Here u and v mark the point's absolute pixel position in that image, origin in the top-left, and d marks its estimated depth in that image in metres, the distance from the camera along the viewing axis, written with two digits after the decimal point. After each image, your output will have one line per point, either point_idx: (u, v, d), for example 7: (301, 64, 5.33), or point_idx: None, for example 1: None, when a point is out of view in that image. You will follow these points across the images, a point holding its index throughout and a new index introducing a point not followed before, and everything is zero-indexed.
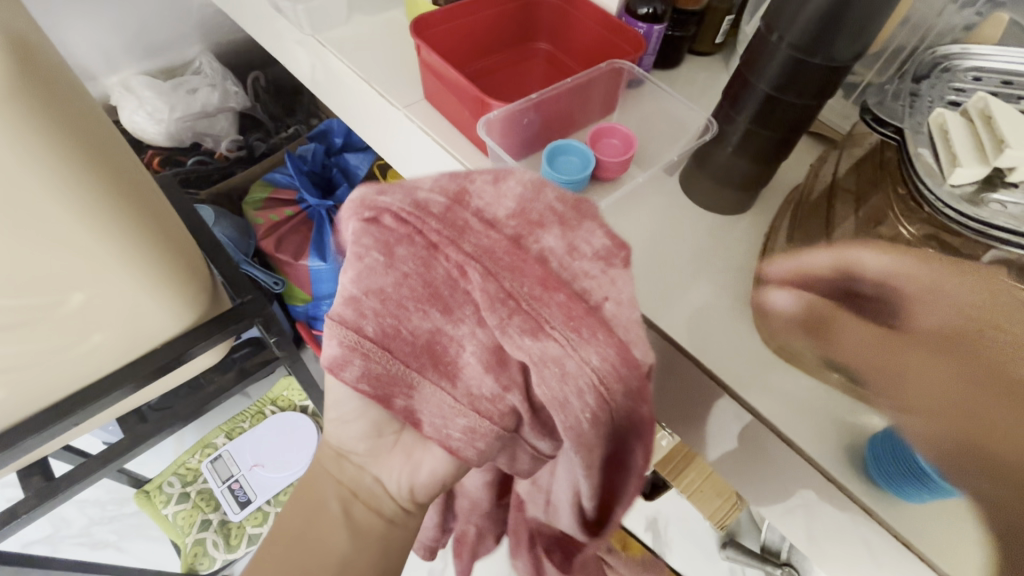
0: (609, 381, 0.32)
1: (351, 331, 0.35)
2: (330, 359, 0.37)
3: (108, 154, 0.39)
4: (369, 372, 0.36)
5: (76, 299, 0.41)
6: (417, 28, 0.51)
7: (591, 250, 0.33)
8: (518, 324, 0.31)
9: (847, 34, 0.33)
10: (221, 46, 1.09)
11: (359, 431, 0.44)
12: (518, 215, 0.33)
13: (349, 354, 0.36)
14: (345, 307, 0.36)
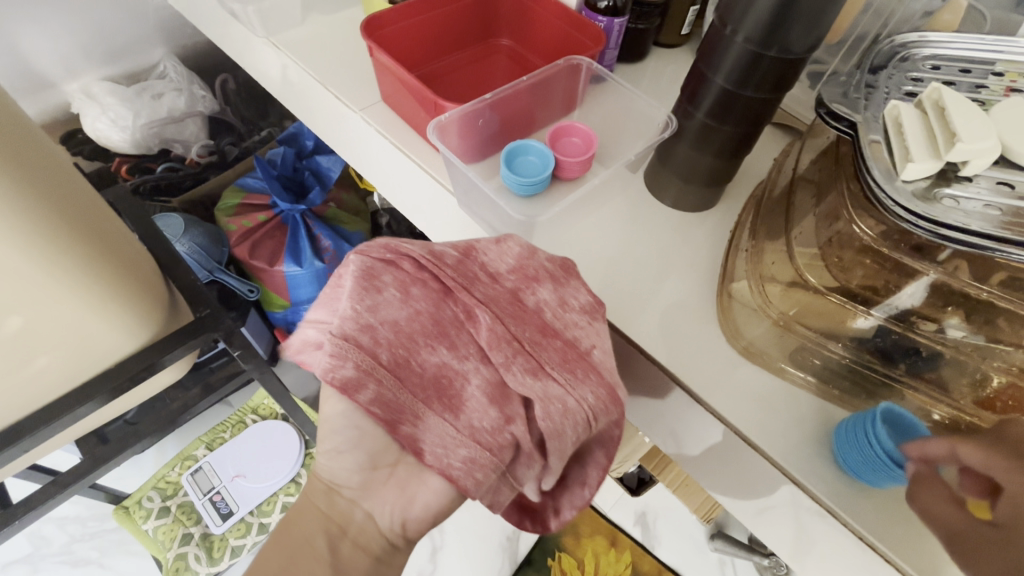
0: (601, 417, 0.35)
1: (365, 354, 0.34)
2: (338, 381, 0.34)
3: (40, 170, 0.37)
4: (381, 401, 0.35)
5: (15, 323, 0.39)
6: (369, 29, 0.49)
7: (578, 304, 0.38)
8: (521, 364, 0.35)
9: (800, 25, 0.32)
10: (186, 49, 1.07)
11: (353, 464, 0.41)
12: (517, 271, 0.38)
13: (363, 377, 0.34)
14: (356, 329, 0.35)
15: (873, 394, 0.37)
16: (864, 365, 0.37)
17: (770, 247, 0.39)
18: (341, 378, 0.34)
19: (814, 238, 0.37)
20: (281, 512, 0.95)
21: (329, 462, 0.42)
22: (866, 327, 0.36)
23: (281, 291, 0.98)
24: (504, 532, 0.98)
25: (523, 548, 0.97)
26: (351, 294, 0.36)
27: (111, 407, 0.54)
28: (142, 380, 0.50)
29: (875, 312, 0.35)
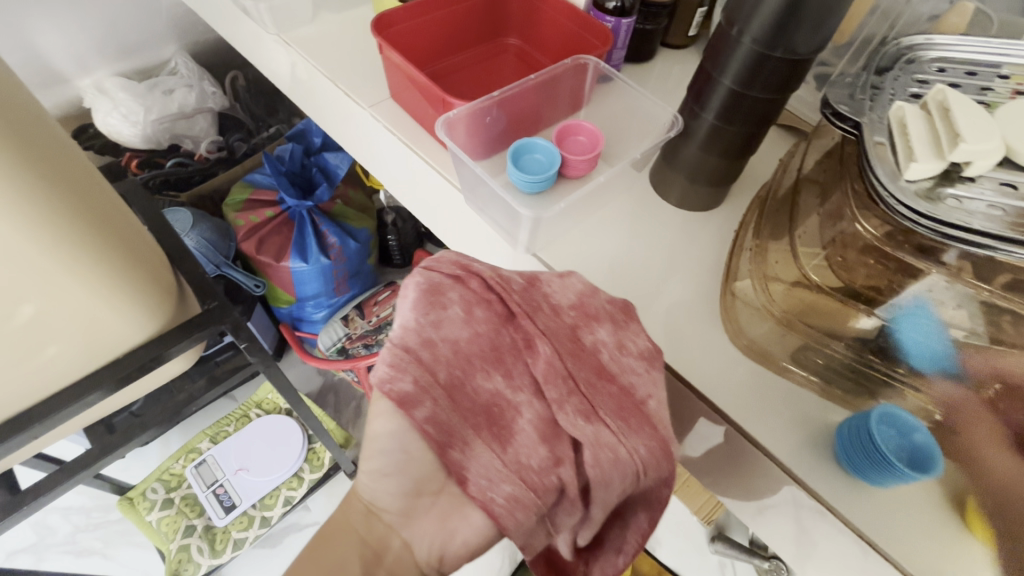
0: (650, 470, 0.35)
1: (425, 372, 0.36)
2: (396, 393, 0.35)
3: (54, 161, 0.38)
4: (432, 422, 0.35)
5: (27, 311, 0.40)
6: (380, 26, 0.50)
7: (637, 349, 0.37)
8: (575, 404, 0.35)
9: (806, 26, 0.33)
10: (197, 45, 1.08)
11: (396, 489, 0.40)
12: (578, 308, 0.38)
13: (420, 394, 0.35)
14: (418, 343, 0.36)
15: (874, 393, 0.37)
16: (863, 364, 0.37)
17: (773, 246, 0.39)
18: (397, 390, 0.35)
19: (817, 238, 0.37)
20: (284, 506, 0.96)
21: (374, 485, 0.41)
22: (869, 327, 0.36)
23: (286, 286, 0.99)
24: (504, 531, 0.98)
25: None
26: (415, 305, 0.37)
27: (119, 397, 0.55)
28: (150, 370, 0.50)
29: (878, 312, 0.35)
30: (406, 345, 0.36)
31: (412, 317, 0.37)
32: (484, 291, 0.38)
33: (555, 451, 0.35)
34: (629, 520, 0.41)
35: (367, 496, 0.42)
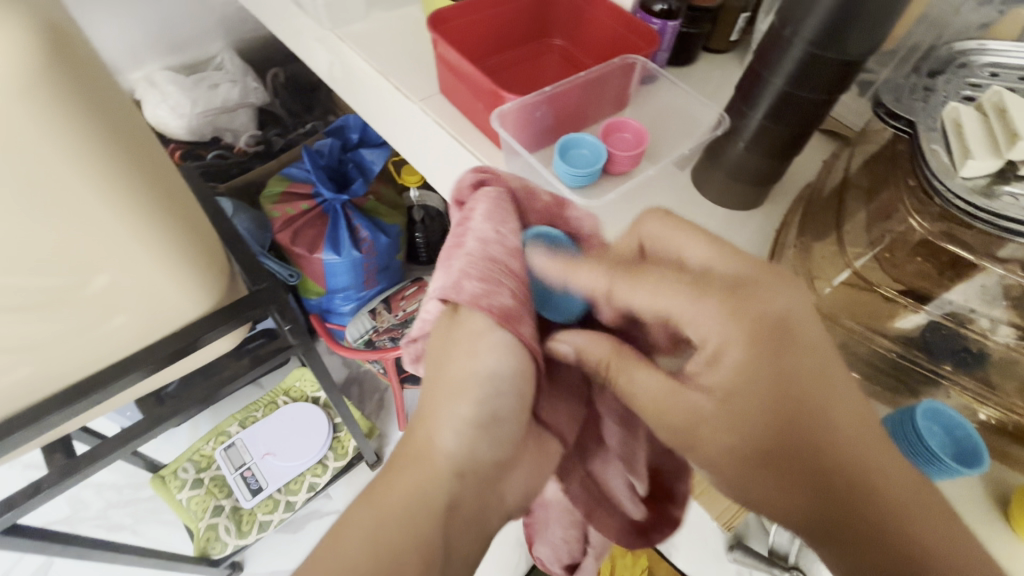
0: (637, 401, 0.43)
1: (503, 274, 0.36)
2: (497, 307, 0.35)
3: (139, 138, 0.40)
4: (536, 341, 0.36)
5: (101, 280, 0.42)
6: (435, 22, 0.52)
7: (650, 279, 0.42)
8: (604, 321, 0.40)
9: (861, 29, 0.34)
10: (242, 43, 1.12)
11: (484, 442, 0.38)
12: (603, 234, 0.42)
13: (518, 305, 0.36)
14: (500, 256, 0.37)
15: (915, 390, 0.39)
16: (909, 361, 0.38)
17: (817, 245, 0.40)
18: (501, 307, 0.35)
19: (864, 237, 0.38)
20: (308, 492, 0.98)
21: (462, 424, 0.36)
22: (910, 327, 0.37)
23: (318, 278, 1.02)
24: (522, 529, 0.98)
25: None
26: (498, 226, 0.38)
27: (168, 371, 0.57)
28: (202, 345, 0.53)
29: (926, 308, 0.36)
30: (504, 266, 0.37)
31: (499, 235, 0.38)
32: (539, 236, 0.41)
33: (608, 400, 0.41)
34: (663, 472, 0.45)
35: (455, 449, 0.36)
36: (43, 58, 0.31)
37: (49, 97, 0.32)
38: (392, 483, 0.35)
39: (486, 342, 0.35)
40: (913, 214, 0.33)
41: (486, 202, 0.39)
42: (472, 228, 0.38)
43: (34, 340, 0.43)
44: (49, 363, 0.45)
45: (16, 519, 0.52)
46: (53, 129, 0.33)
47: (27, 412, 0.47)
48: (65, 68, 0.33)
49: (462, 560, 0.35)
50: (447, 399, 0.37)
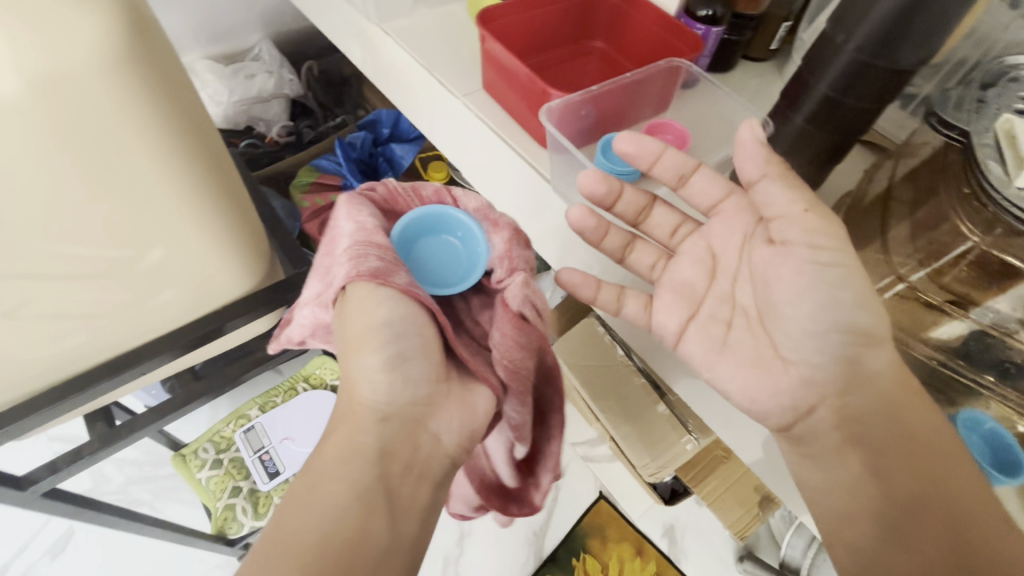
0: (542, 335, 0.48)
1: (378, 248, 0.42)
2: (369, 271, 0.41)
3: (208, 121, 0.41)
4: (410, 287, 0.41)
5: (156, 255, 0.44)
6: (483, 20, 0.53)
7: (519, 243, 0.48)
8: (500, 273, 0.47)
9: (913, 40, 0.34)
10: (281, 35, 1.14)
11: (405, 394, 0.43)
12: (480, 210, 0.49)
13: (393, 266, 0.42)
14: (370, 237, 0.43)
15: (952, 399, 0.40)
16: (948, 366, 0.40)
17: (862, 253, 0.42)
18: (371, 267, 0.41)
19: (909, 247, 0.39)
20: None
21: (376, 382, 0.42)
22: (949, 337, 0.39)
23: None
24: (531, 527, 0.98)
25: (549, 545, 0.97)
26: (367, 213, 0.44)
27: (206, 349, 0.59)
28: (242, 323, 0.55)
29: (973, 315, 0.38)
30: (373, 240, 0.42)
31: (361, 221, 0.43)
32: (419, 220, 0.47)
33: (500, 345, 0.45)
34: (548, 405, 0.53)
35: (379, 399, 0.43)
36: (124, 43, 0.32)
37: (129, 81, 0.33)
38: (335, 449, 0.42)
39: (376, 301, 0.41)
40: (963, 220, 0.35)
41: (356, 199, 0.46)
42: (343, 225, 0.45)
43: (91, 310, 0.45)
44: (101, 332, 0.48)
45: (57, 484, 0.54)
46: (129, 110, 0.34)
47: (80, 377, 0.50)
48: (144, 54, 0.33)
49: (407, 506, 0.42)
50: (355, 360, 0.43)
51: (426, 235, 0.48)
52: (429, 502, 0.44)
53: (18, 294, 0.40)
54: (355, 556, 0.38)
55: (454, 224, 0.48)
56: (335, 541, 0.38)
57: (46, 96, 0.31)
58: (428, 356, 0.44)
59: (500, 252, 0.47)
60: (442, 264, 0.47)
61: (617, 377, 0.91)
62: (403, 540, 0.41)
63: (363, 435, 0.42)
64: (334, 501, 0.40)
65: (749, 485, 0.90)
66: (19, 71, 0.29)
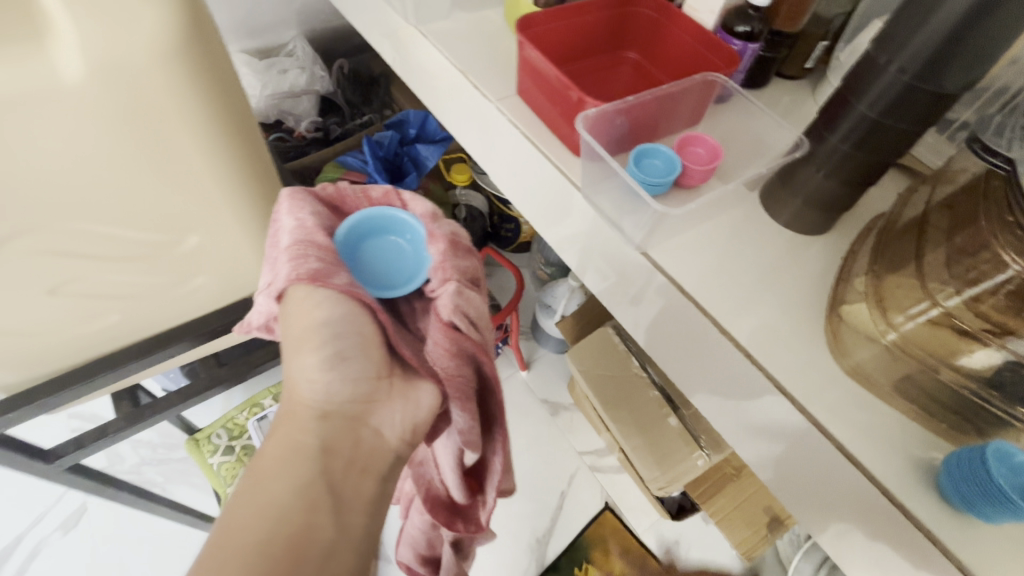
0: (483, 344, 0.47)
1: (314, 246, 0.43)
2: (306, 272, 0.42)
3: (252, 116, 0.42)
4: (349, 287, 0.42)
5: (193, 241, 0.45)
6: (521, 27, 0.54)
7: (459, 250, 0.48)
8: (439, 274, 0.46)
9: (959, 65, 0.34)
10: (315, 32, 1.16)
11: (345, 390, 0.47)
12: (425, 215, 0.49)
13: (330, 265, 0.43)
14: (308, 237, 0.44)
15: (982, 430, 0.39)
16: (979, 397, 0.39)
17: (895, 275, 0.41)
18: (307, 269, 0.42)
19: (946, 273, 0.38)
20: None
21: (315, 376, 0.46)
22: (982, 367, 0.38)
23: None
24: (534, 533, 0.98)
25: (552, 552, 0.97)
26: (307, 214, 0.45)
27: (231, 336, 0.60)
28: None
29: (1011, 346, 0.36)
30: (309, 239, 0.43)
31: (302, 219, 0.44)
32: (361, 222, 0.47)
33: (436, 356, 0.44)
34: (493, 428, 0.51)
35: (318, 397, 0.46)
36: (181, 34, 0.33)
37: (183, 70, 0.34)
38: (280, 451, 0.45)
39: (316, 300, 0.43)
40: (1003, 248, 0.35)
41: (299, 197, 0.46)
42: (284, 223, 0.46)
43: (127, 292, 0.46)
44: (135, 313, 0.49)
45: (81, 459, 0.56)
46: (178, 100, 0.35)
47: (111, 357, 0.51)
48: (198, 46, 0.34)
49: (351, 495, 0.47)
50: (297, 361, 0.46)
51: (372, 236, 0.48)
52: (374, 495, 0.48)
53: (61, 272, 0.41)
54: (301, 550, 0.41)
55: (400, 225, 0.48)
56: (280, 537, 0.41)
57: (105, 84, 0.32)
58: (367, 353, 0.47)
59: (436, 263, 0.46)
60: (389, 264, 0.47)
61: (631, 388, 0.91)
62: (349, 534, 0.45)
63: (303, 433, 0.46)
64: (278, 498, 0.43)
65: (759, 505, 0.88)
66: (83, 59, 0.30)
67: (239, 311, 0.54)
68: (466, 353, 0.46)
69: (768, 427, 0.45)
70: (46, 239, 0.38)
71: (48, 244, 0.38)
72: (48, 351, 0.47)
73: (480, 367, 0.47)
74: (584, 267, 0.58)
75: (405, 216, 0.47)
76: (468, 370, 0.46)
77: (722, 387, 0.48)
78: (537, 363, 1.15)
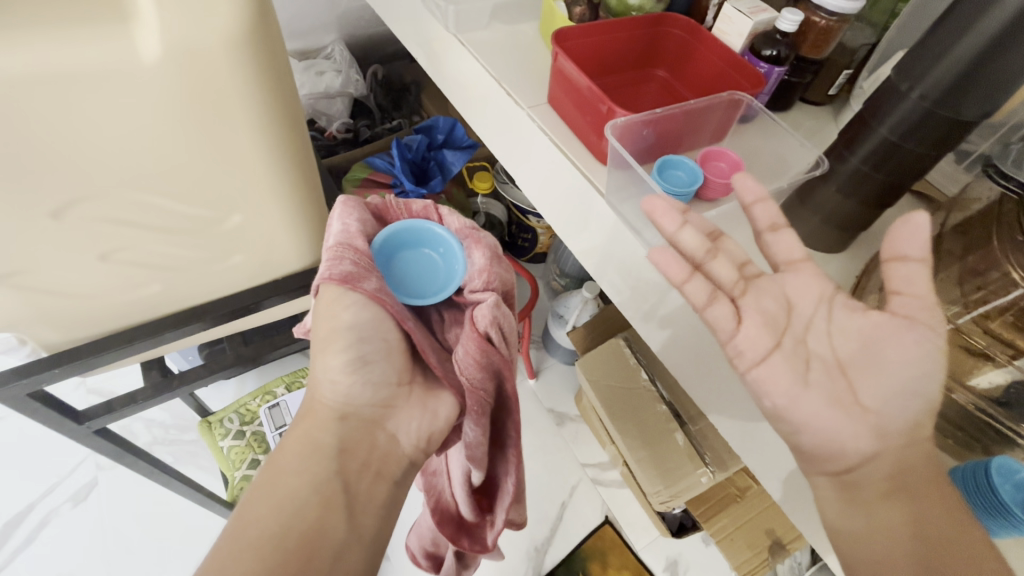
0: (506, 355, 0.49)
1: (352, 251, 0.46)
2: (339, 274, 0.45)
3: (301, 109, 0.45)
4: (376, 294, 0.45)
5: (235, 220, 0.47)
6: (557, 40, 0.56)
7: (494, 263, 0.51)
8: (481, 279, 0.49)
9: (977, 95, 0.36)
10: (352, 37, 1.20)
11: (370, 393, 0.49)
12: (464, 228, 0.52)
13: (363, 271, 0.45)
14: (345, 245, 0.46)
15: (987, 448, 0.41)
16: (983, 414, 0.40)
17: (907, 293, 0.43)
18: (343, 271, 0.45)
19: (955, 292, 0.42)
20: None
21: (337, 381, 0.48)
22: (989, 388, 0.40)
23: None
24: (532, 542, 0.97)
25: (549, 562, 0.96)
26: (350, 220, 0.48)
27: (256, 317, 0.62)
28: (297, 296, 0.58)
29: (1019, 363, 0.38)
30: (347, 244, 0.46)
31: (346, 224, 0.48)
32: (400, 234, 0.51)
33: (463, 366, 0.47)
34: (505, 448, 0.53)
35: (337, 399, 0.48)
36: (249, 24, 0.35)
37: (247, 54, 0.37)
38: (296, 449, 0.47)
39: (345, 303, 0.46)
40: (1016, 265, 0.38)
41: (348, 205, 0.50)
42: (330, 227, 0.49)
43: (169, 263, 0.49)
44: (174, 284, 0.51)
45: (108, 423, 0.58)
46: (241, 82, 0.38)
47: (145, 326, 0.53)
48: (262, 34, 0.37)
49: (366, 497, 0.48)
50: (321, 363, 0.48)
51: (407, 248, 0.51)
52: (388, 497, 0.49)
53: (114, 239, 0.44)
54: (314, 547, 0.42)
55: (435, 240, 0.51)
56: (293, 532, 0.42)
57: (177, 66, 0.35)
58: (390, 359, 0.49)
59: (480, 266, 0.50)
60: (420, 276, 0.50)
61: (638, 401, 0.92)
62: (360, 536, 0.46)
63: (321, 433, 0.48)
64: (288, 493, 0.44)
65: (761, 528, 0.87)
66: (161, 40, 0.33)
67: (267, 293, 0.56)
68: (492, 362, 0.48)
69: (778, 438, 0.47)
70: (105, 205, 0.41)
71: (106, 209, 0.41)
72: (87, 314, 0.50)
73: (499, 380, 0.49)
74: (602, 273, 0.61)
75: (442, 232, 0.51)
76: (490, 381, 0.48)
77: (732, 394, 0.49)
78: (546, 373, 1.16)
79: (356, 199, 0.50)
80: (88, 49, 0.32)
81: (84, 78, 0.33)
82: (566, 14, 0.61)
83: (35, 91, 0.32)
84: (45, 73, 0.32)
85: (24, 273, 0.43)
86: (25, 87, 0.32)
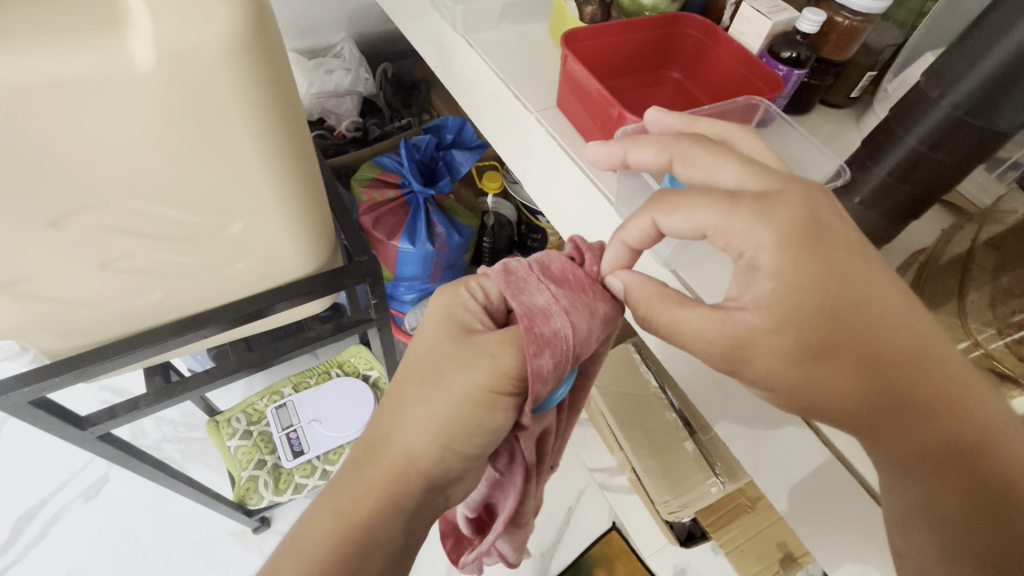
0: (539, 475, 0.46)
1: (562, 351, 0.35)
2: (539, 371, 0.34)
3: (303, 114, 0.44)
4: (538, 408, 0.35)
5: (236, 228, 0.47)
6: (566, 41, 0.54)
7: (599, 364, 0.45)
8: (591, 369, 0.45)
9: (1015, 103, 0.33)
10: (362, 35, 1.19)
11: (456, 432, 0.37)
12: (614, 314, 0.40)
13: (554, 373, 0.34)
14: (556, 338, 0.34)
15: None
16: None
17: (938, 314, 0.43)
18: (538, 368, 0.34)
19: (989, 314, 0.40)
20: None
21: (432, 415, 0.37)
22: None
23: (388, 263, 1.01)
24: (538, 546, 0.96)
25: (556, 566, 0.94)
26: (541, 279, 0.37)
27: (260, 322, 0.61)
28: (301, 302, 0.57)
29: None
30: (569, 346, 0.35)
31: (574, 319, 0.35)
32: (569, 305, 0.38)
33: (496, 459, 0.43)
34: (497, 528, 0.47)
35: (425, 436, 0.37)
36: (245, 30, 0.34)
37: (244, 61, 0.36)
38: (360, 477, 0.38)
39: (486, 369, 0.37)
40: None
41: (591, 293, 0.38)
42: (529, 291, 0.36)
43: (170, 271, 0.48)
44: (175, 291, 0.51)
45: (112, 428, 0.58)
46: (237, 89, 0.37)
47: (148, 332, 0.53)
48: (257, 40, 0.35)
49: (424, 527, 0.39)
50: (413, 389, 0.38)
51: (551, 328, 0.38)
52: None
53: (114, 247, 0.43)
54: None
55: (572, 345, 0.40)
56: None
57: (173, 74, 0.34)
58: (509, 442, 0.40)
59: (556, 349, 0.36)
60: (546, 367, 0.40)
61: (648, 408, 0.91)
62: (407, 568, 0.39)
63: (375, 468, 0.38)
64: (325, 530, 0.36)
65: (772, 541, 0.85)
66: (157, 49, 0.32)
67: (271, 300, 0.56)
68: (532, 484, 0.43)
69: (790, 454, 0.46)
70: (103, 214, 0.40)
71: (106, 220, 0.41)
72: (89, 321, 0.50)
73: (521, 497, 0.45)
74: None
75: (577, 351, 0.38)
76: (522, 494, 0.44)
77: (745, 409, 0.48)
78: None
79: (567, 272, 0.38)
80: (78, 56, 0.31)
81: (75, 88, 0.32)
82: (578, 14, 0.59)
83: (27, 102, 0.32)
84: (34, 85, 0.31)
85: (26, 282, 0.43)
86: (17, 99, 0.31)
